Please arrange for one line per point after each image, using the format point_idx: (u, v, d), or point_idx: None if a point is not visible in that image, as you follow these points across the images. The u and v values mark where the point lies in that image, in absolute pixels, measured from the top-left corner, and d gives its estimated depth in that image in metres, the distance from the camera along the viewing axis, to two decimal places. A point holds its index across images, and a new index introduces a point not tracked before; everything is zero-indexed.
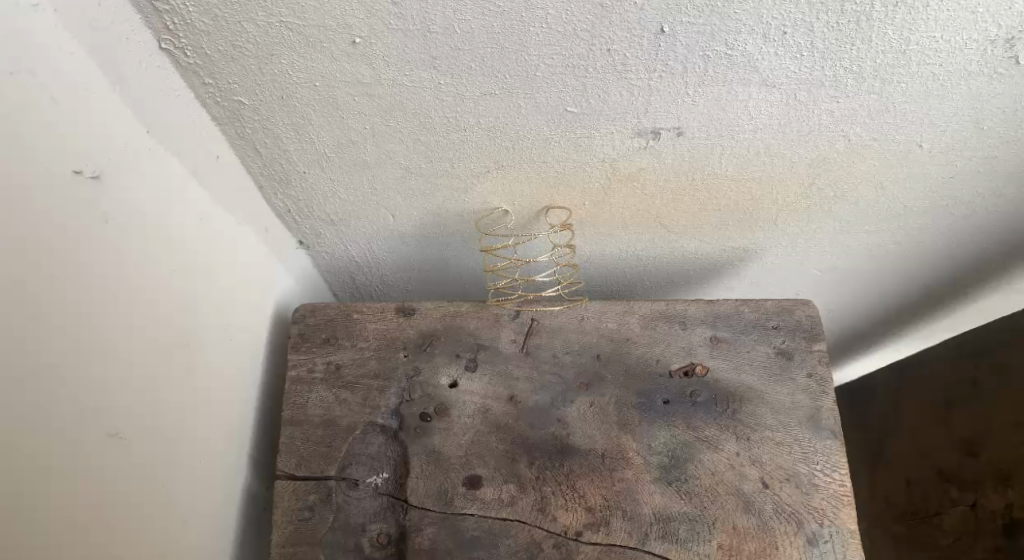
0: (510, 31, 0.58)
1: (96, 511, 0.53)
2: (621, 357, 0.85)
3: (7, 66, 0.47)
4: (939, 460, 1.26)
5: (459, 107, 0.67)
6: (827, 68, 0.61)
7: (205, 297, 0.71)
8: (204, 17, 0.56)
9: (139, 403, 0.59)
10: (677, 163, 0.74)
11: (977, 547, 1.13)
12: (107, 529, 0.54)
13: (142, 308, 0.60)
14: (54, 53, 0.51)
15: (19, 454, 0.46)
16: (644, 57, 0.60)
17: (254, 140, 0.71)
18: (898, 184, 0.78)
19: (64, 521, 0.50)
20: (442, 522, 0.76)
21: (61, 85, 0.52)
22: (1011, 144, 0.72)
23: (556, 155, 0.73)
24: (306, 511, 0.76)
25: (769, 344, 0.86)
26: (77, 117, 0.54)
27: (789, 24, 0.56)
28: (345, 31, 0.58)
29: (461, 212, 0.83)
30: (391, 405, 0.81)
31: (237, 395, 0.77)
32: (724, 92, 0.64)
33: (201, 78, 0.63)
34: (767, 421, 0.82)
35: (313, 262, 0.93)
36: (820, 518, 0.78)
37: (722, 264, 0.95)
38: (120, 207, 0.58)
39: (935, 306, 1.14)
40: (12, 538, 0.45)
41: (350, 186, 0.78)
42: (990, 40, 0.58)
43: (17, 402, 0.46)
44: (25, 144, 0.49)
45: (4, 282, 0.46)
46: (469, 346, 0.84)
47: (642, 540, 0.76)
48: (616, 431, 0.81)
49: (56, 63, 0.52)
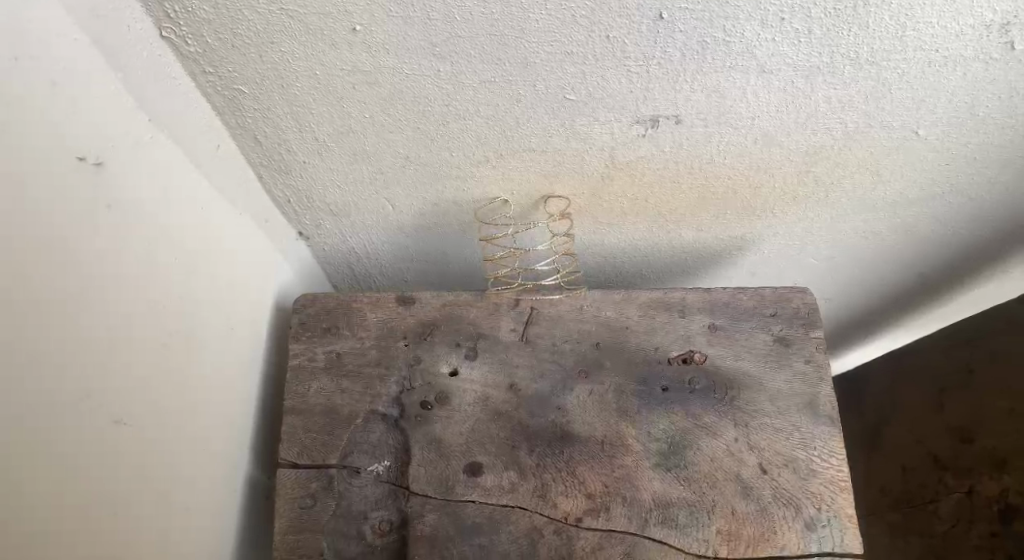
0: (508, 19, 0.57)
1: (95, 511, 0.53)
2: (620, 345, 0.85)
3: (10, 52, 0.47)
4: (935, 447, 1.26)
5: (458, 96, 0.66)
6: (826, 54, 0.61)
7: (205, 297, 0.71)
8: (204, 4, 0.56)
9: (139, 404, 0.59)
10: (674, 151, 0.74)
11: (973, 533, 1.13)
12: (107, 529, 0.54)
13: (142, 308, 0.60)
14: (54, 41, 0.51)
15: (18, 454, 0.46)
16: (643, 44, 0.60)
17: (253, 130, 0.71)
18: (896, 171, 0.78)
19: (63, 520, 0.50)
20: (443, 509, 0.77)
21: (62, 74, 0.52)
22: (1011, 131, 0.72)
23: (554, 144, 0.73)
24: (308, 499, 0.77)
25: (768, 331, 0.87)
26: (78, 107, 0.54)
27: (787, 9, 0.56)
28: (344, 19, 0.58)
29: (459, 202, 0.83)
30: (391, 394, 0.82)
31: (237, 393, 0.78)
32: (722, 79, 0.64)
33: (201, 66, 0.63)
34: (765, 408, 0.83)
35: (312, 253, 0.94)
36: (817, 503, 0.78)
37: (721, 253, 0.96)
38: (121, 201, 0.58)
39: (935, 294, 1.14)
40: (12, 537, 0.45)
41: (348, 177, 0.78)
42: (987, 26, 0.58)
43: (17, 400, 0.46)
44: (30, 130, 0.49)
45: (4, 280, 0.45)
46: (469, 335, 0.85)
47: (641, 526, 0.77)
48: (615, 418, 0.82)
49: (56, 51, 0.52)
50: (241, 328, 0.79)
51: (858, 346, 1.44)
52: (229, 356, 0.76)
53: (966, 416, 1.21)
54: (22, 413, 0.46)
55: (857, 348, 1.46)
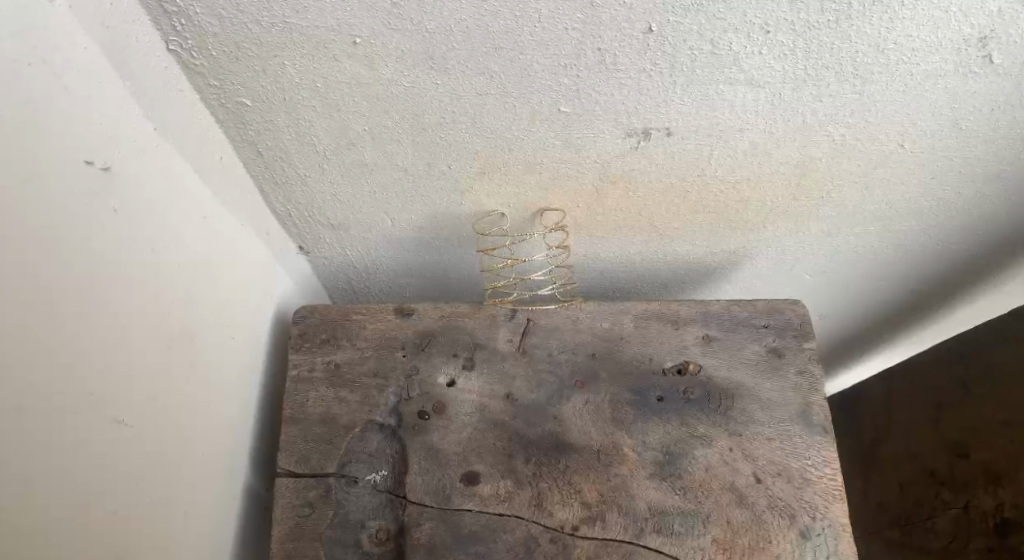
0: (503, 31, 0.59)
1: (94, 514, 0.54)
2: (616, 356, 0.86)
3: (24, 56, 0.49)
4: (931, 462, 1.27)
5: (454, 107, 0.68)
6: (810, 67, 0.62)
7: (205, 305, 0.72)
8: (212, 19, 0.58)
9: (138, 408, 0.60)
10: (667, 163, 0.75)
11: (970, 548, 1.13)
12: (104, 533, 0.55)
13: (145, 314, 0.61)
14: (65, 46, 0.53)
15: (16, 455, 0.47)
16: (634, 57, 0.61)
17: (255, 142, 0.73)
18: (885, 185, 0.79)
19: (65, 522, 0.51)
20: (440, 517, 0.77)
21: (73, 76, 0.54)
22: (994, 144, 0.73)
23: (550, 156, 0.75)
24: (306, 508, 0.77)
25: (761, 342, 0.88)
26: (87, 108, 0.56)
27: (772, 21, 0.58)
28: (345, 31, 0.59)
29: (456, 214, 0.84)
30: (389, 404, 0.83)
31: (236, 402, 0.78)
32: (712, 92, 0.65)
33: (206, 79, 0.65)
34: (758, 417, 0.84)
35: (310, 266, 0.95)
36: (812, 512, 0.79)
37: (714, 267, 0.97)
38: (124, 204, 0.60)
39: (929, 309, 1.15)
40: (12, 538, 0.45)
41: (348, 189, 0.80)
42: (965, 39, 0.60)
43: (17, 402, 0.47)
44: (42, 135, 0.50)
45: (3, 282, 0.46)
46: (467, 345, 0.86)
47: (637, 534, 0.77)
48: (611, 427, 0.83)
49: (67, 56, 0.53)
50: (241, 339, 0.80)
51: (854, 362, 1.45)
52: (229, 366, 0.77)
53: (961, 430, 1.21)
54: (24, 412, 0.47)
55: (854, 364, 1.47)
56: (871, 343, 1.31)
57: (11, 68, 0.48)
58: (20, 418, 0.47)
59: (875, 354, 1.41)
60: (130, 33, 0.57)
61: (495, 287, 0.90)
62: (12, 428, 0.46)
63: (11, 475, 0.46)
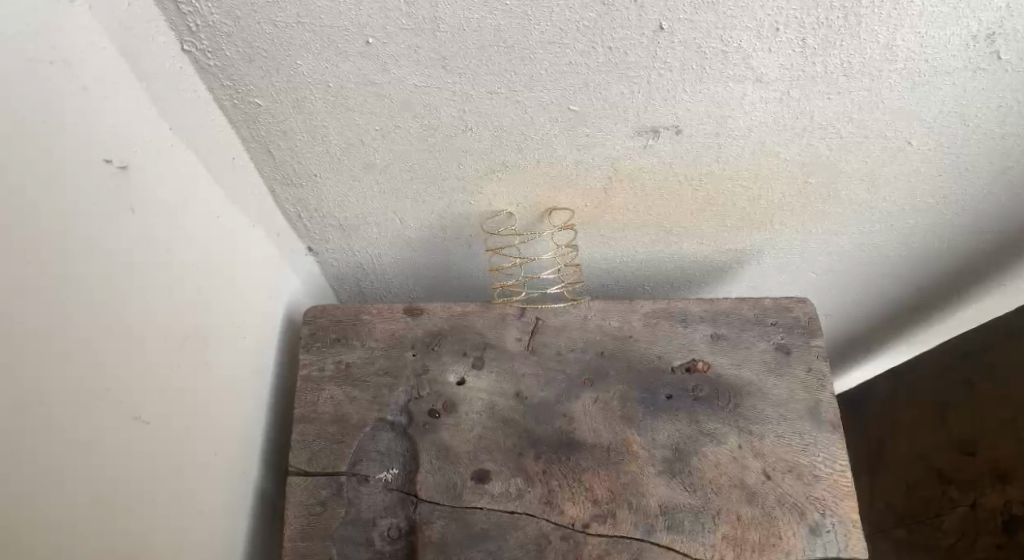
0: (515, 31, 0.60)
1: (95, 513, 0.53)
2: (624, 355, 0.87)
3: (46, 54, 0.50)
4: (938, 462, 1.27)
5: (465, 107, 0.68)
6: (819, 64, 0.63)
7: (211, 305, 0.71)
8: (227, 19, 0.59)
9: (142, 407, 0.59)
10: (675, 161, 0.76)
11: (977, 546, 1.13)
12: (105, 534, 0.54)
13: (150, 312, 0.61)
14: (85, 45, 0.54)
15: (21, 454, 0.46)
16: (643, 56, 0.62)
17: (267, 143, 0.74)
18: (892, 183, 0.80)
19: (66, 527, 0.50)
20: (451, 515, 0.77)
21: (93, 76, 0.55)
22: (1000, 141, 0.74)
23: (560, 155, 0.75)
24: (318, 506, 0.78)
25: (769, 340, 0.88)
26: (106, 106, 0.57)
27: (780, 19, 0.58)
28: (359, 31, 0.60)
29: (465, 214, 0.85)
30: (399, 402, 0.83)
31: (242, 405, 0.77)
32: (721, 90, 0.66)
33: (220, 80, 0.66)
34: (767, 414, 0.84)
35: (319, 267, 0.96)
36: (821, 508, 0.79)
37: (721, 266, 0.97)
38: (140, 203, 0.60)
39: (935, 308, 1.16)
40: (17, 539, 0.45)
41: (358, 189, 0.80)
42: (972, 36, 0.60)
43: (23, 398, 0.47)
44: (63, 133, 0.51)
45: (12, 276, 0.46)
46: (476, 344, 0.86)
47: (647, 532, 0.77)
48: (620, 425, 0.83)
49: (87, 55, 0.54)
50: (248, 340, 0.79)
51: (860, 363, 1.45)
52: (237, 366, 0.76)
53: (969, 427, 1.21)
54: (25, 409, 0.47)
55: (860, 364, 1.47)
56: (877, 342, 1.32)
57: (32, 68, 0.49)
58: (22, 415, 0.46)
59: (881, 355, 1.41)
60: (144, 32, 0.58)
61: (499, 285, 0.90)
62: (13, 425, 0.46)
63: (16, 473, 0.46)
